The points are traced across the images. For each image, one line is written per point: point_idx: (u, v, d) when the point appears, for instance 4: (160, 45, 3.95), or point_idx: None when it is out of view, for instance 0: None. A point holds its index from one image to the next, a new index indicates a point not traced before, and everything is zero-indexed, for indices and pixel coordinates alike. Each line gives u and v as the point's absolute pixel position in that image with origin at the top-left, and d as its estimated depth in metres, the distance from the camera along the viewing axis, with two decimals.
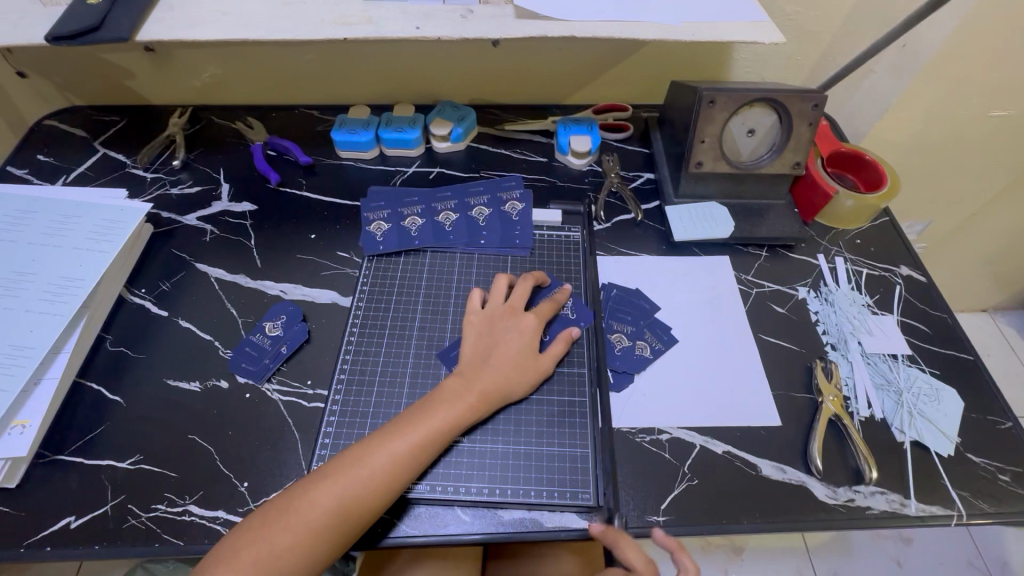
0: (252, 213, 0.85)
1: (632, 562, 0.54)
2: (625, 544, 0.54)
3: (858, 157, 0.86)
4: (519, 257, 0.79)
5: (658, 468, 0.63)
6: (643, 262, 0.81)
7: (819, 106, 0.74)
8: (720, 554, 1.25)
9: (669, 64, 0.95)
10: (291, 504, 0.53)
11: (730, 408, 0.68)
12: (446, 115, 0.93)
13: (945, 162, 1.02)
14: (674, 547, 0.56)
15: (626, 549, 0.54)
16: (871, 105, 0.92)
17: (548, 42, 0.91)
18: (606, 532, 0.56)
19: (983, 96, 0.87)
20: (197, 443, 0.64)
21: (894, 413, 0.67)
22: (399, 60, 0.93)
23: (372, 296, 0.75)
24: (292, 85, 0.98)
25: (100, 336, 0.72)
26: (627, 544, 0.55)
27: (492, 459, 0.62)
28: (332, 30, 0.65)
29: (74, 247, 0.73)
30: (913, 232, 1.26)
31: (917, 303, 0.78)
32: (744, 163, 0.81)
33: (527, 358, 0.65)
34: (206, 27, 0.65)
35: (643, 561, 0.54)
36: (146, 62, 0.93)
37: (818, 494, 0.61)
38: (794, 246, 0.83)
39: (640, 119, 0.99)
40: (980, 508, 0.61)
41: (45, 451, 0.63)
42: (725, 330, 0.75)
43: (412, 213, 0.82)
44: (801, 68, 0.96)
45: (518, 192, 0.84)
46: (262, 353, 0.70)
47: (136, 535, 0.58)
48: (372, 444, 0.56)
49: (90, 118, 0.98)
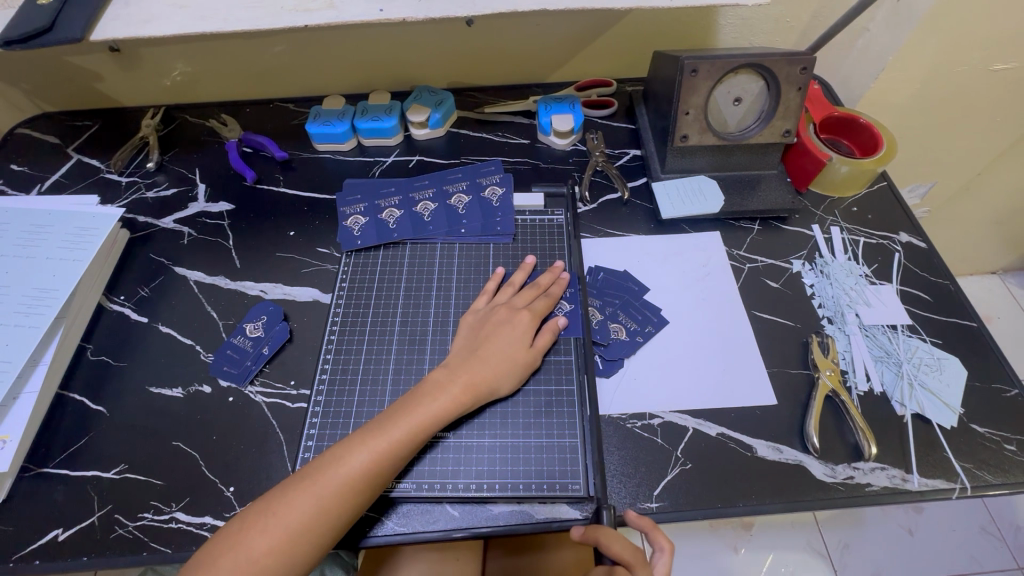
0: (229, 212, 0.83)
1: (616, 553, 0.52)
2: (606, 538, 0.53)
3: (852, 121, 0.82)
4: (502, 245, 0.77)
5: (649, 455, 0.61)
6: (632, 243, 0.79)
7: (807, 70, 0.71)
8: (729, 530, 1.24)
9: (651, 33, 0.91)
10: (271, 505, 0.51)
11: (722, 388, 0.66)
12: (422, 101, 0.90)
13: (946, 121, 0.98)
14: (646, 526, 0.55)
15: (609, 543, 0.52)
16: (865, 65, 0.88)
17: (525, 19, 0.87)
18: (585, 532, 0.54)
19: (986, 48, 0.82)
20: (182, 449, 0.63)
21: (893, 386, 0.65)
22: (372, 46, 0.90)
23: (353, 291, 0.73)
24: (264, 79, 0.95)
25: (81, 346, 0.72)
26: (609, 536, 0.53)
27: (479, 453, 0.60)
28: (291, 18, 0.62)
29: (48, 257, 0.72)
30: (916, 196, 1.22)
31: (916, 271, 0.75)
32: (731, 134, 0.78)
33: (515, 349, 0.63)
34: (160, 22, 0.62)
35: (627, 550, 0.52)
36: (113, 62, 0.91)
37: (815, 473, 0.60)
38: (788, 218, 0.80)
39: (624, 94, 0.96)
40: (985, 480, 0.59)
41: (30, 464, 0.63)
42: (715, 308, 0.72)
43: (390, 204, 0.79)
44: (791, 31, 0.91)
45: (498, 176, 0.82)
46: (244, 356, 0.69)
47: (123, 545, 0.58)
48: (354, 441, 0.55)
49: (63, 124, 0.96)
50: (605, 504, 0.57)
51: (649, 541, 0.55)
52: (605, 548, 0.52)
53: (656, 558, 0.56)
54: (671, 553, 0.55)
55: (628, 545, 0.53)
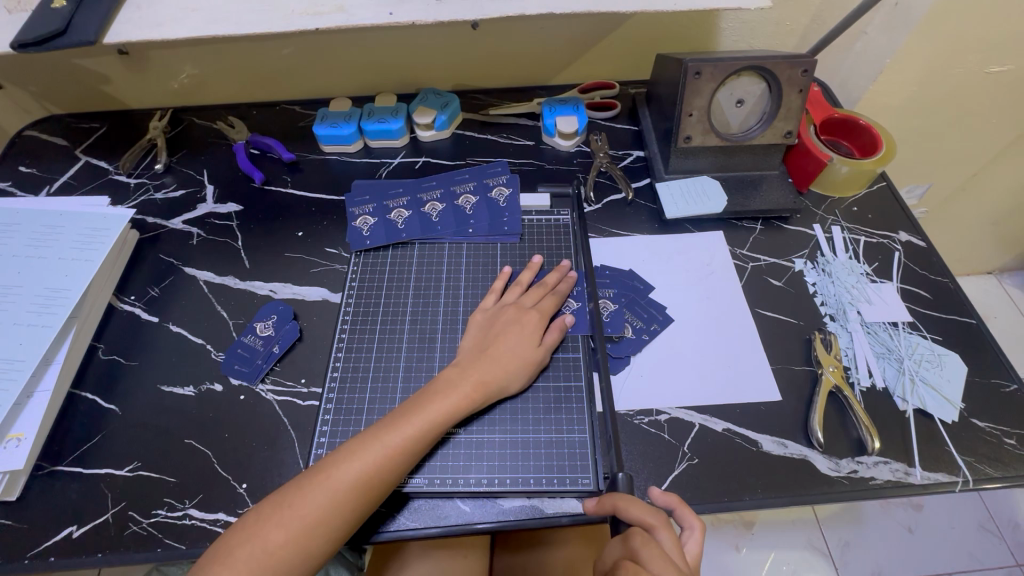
0: (237, 213, 0.84)
1: (635, 517, 0.52)
2: (625, 502, 0.53)
3: (852, 122, 0.83)
4: (508, 244, 0.78)
5: (657, 450, 0.62)
6: (636, 242, 0.80)
7: (808, 72, 0.72)
8: (731, 528, 1.25)
9: (654, 36, 0.92)
10: (287, 498, 0.52)
11: (727, 384, 0.67)
12: (428, 103, 0.91)
13: (943, 123, 1.00)
14: (674, 503, 0.55)
15: (628, 506, 0.53)
16: (864, 67, 0.89)
17: (530, 23, 0.88)
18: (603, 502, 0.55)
19: (982, 51, 0.84)
20: (194, 447, 0.64)
21: (895, 381, 0.66)
22: (378, 49, 0.91)
23: (362, 291, 0.74)
24: (271, 82, 0.96)
25: (92, 345, 0.72)
26: (628, 502, 0.53)
27: (489, 449, 0.61)
28: (302, 21, 0.63)
29: (59, 257, 0.72)
30: (913, 196, 1.23)
31: (916, 270, 0.77)
32: (734, 135, 0.80)
33: (525, 348, 0.64)
34: (173, 25, 0.63)
35: (647, 513, 0.52)
36: (121, 65, 0.92)
37: (820, 467, 0.61)
38: (790, 218, 0.82)
39: (627, 96, 0.97)
40: (986, 473, 0.60)
41: (43, 463, 0.63)
42: (719, 306, 0.73)
43: (398, 205, 0.80)
44: (791, 34, 0.93)
45: (505, 177, 0.83)
46: (255, 354, 0.69)
47: (138, 541, 0.58)
48: (368, 437, 0.56)
49: (70, 126, 0.97)
50: (620, 472, 0.59)
51: (676, 521, 0.54)
52: (623, 511, 0.53)
53: (685, 538, 0.53)
54: (702, 531, 0.53)
55: (649, 510, 0.52)
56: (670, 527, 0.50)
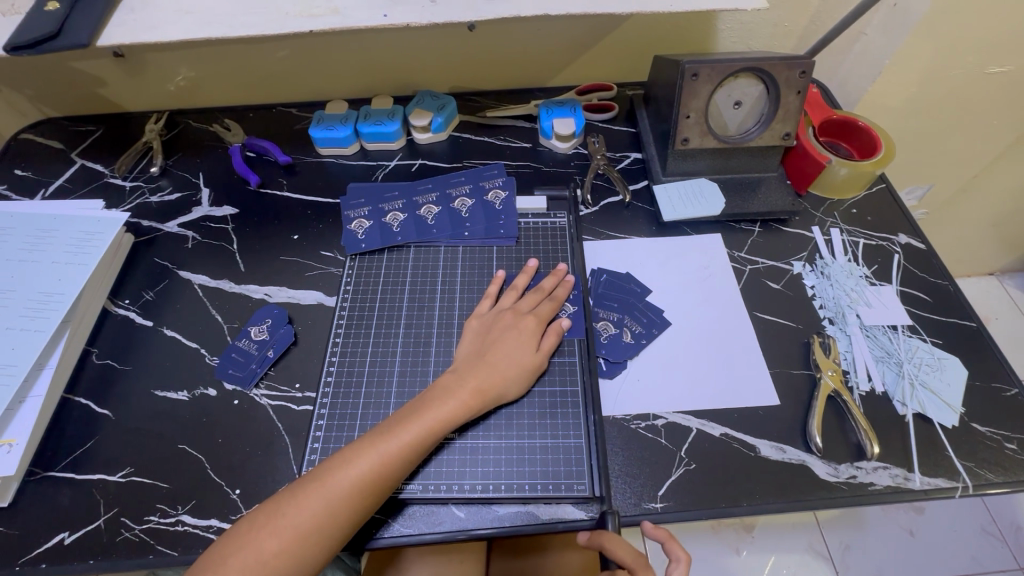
0: (233, 216, 0.84)
1: (618, 561, 0.53)
2: (611, 544, 0.54)
3: (851, 124, 0.83)
4: (505, 247, 0.77)
5: (654, 455, 0.62)
6: (634, 245, 0.79)
7: (806, 74, 0.71)
8: (731, 532, 1.24)
9: (651, 38, 0.92)
10: (281, 506, 0.52)
11: (725, 389, 0.66)
12: (424, 106, 0.91)
13: (943, 123, 0.99)
14: (665, 538, 0.55)
15: (613, 549, 0.54)
16: (863, 68, 0.89)
17: (526, 24, 0.88)
18: (590, 537, 0.56)
19: (982, 52, 0.83)
20: (187, 452, 0.63)
21: (895, 385, 0.66)
22: (375, 51, 0.91)
23: (357, 295, 0.73)
24: (267, 84, 0.96)
25: (85, 350, 0.72)
26: (613, 542, 0.54)
27: (485, 454, 0.61)
28: (296, 23, 0.63)
29: (53, 261, 0.72)
30: (914, 197, 1.23)
31: (916, 272, 0.76)
32: (732, 137, 0.79)
33: (523, 354, 0.64)
34: (166, 28, 0.63)
35: (630, 559, 0.53)
36: (117, 68, 0.92)
37: (818, 472, 0.60)
38: (788, 220, 0.81)
39: (625, 98, 0.97)
40: (987, 478, 0.59)
41: (35, 468, 0.63)
42: (717, 310, 0.73)
43: (394, 208, 0.80)
44: (789, 35, 0.92)
45: (501, 180, 0.82)
46: (249, 358, 0.69)
47: (130, 548, 0.58)
48: (363, 444, 0.55)
49: (66, 129, 0.96)
50: (610, 510, 0.57)
51: (665, 550, 0.56)
52: (608, 552, 0.54)
53: (671, 568, 0.56)
54: (687, 564, 0.55)
55: (633, 552, 0.54)
56: (649, 574, 0.53)
